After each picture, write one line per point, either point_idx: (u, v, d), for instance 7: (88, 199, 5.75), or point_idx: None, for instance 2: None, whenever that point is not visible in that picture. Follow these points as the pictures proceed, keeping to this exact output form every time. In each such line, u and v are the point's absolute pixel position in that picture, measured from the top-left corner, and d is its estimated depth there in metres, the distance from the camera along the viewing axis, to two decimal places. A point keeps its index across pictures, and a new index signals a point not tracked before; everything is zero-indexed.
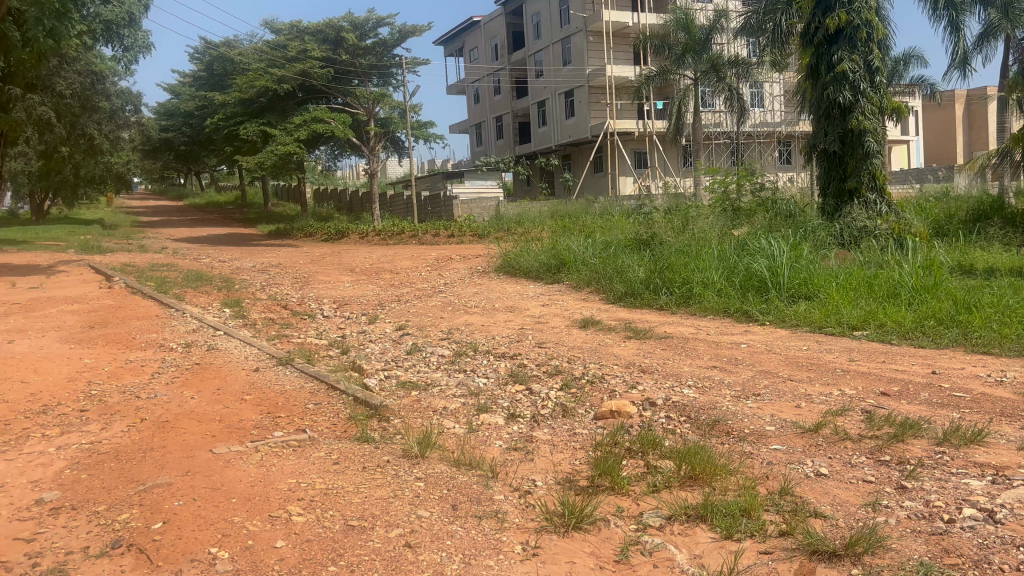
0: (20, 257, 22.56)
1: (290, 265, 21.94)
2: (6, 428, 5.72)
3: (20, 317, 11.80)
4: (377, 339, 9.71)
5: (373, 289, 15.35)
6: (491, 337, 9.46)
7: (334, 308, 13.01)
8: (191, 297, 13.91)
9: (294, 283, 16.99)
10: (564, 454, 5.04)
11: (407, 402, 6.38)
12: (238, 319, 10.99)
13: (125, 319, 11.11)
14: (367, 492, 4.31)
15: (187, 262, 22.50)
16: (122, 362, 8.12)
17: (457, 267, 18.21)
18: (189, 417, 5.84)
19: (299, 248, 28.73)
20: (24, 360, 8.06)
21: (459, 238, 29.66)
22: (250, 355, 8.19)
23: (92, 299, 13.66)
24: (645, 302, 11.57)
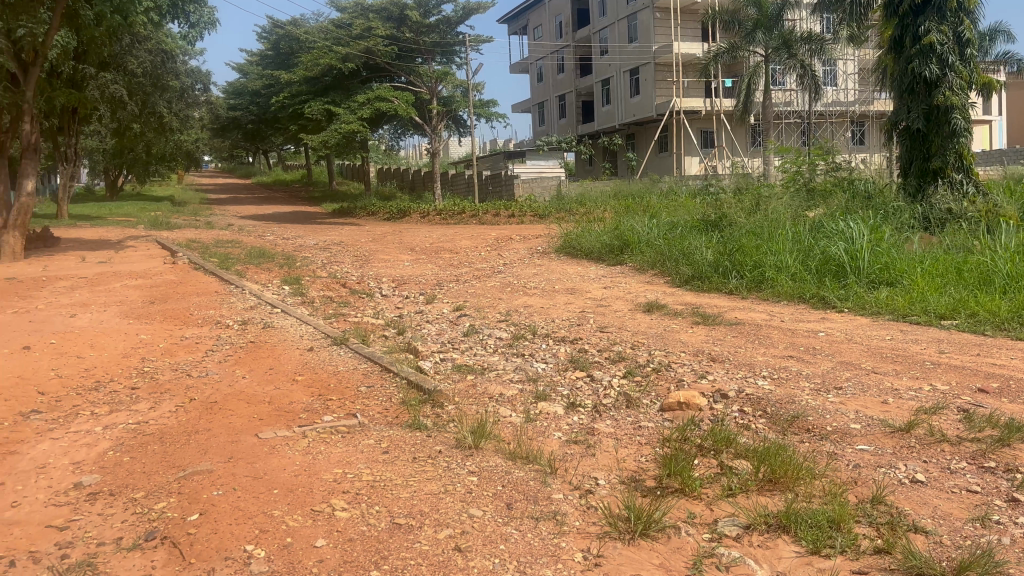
0: (92, 232, 23.07)
1: (352, 244, 21.91)
2: (57, 405, 5.62)
3: (85, 291, 11.92)
4: (434, 320, 9.45)
5: (433, 268, 15.14)
6: (551, 320, 9.11)
7: (392, 287, 12.82)
8: (252, 274, 13.91)
9: (353, 262, 16.90)
10: (629, 450, 4.67)
11: (463, 388, 6.08)
12: (295, 297, 10.87)
13: (185, 295, 11.10)
14: (417, 485, 4.01)
15: (251, 239, 22.70)
16: (178, 339, 8.03)
17: (517, 247, 17.87)
18: (238, 398, 5.65)
19: (360, 226, 28.79)
20: (82, 334, 8.03)
21: (520, 218, 29.30)
22: (304, 334, 8.01)
23: (156, 275, 13.76)
24: (714, 286, 11.05)
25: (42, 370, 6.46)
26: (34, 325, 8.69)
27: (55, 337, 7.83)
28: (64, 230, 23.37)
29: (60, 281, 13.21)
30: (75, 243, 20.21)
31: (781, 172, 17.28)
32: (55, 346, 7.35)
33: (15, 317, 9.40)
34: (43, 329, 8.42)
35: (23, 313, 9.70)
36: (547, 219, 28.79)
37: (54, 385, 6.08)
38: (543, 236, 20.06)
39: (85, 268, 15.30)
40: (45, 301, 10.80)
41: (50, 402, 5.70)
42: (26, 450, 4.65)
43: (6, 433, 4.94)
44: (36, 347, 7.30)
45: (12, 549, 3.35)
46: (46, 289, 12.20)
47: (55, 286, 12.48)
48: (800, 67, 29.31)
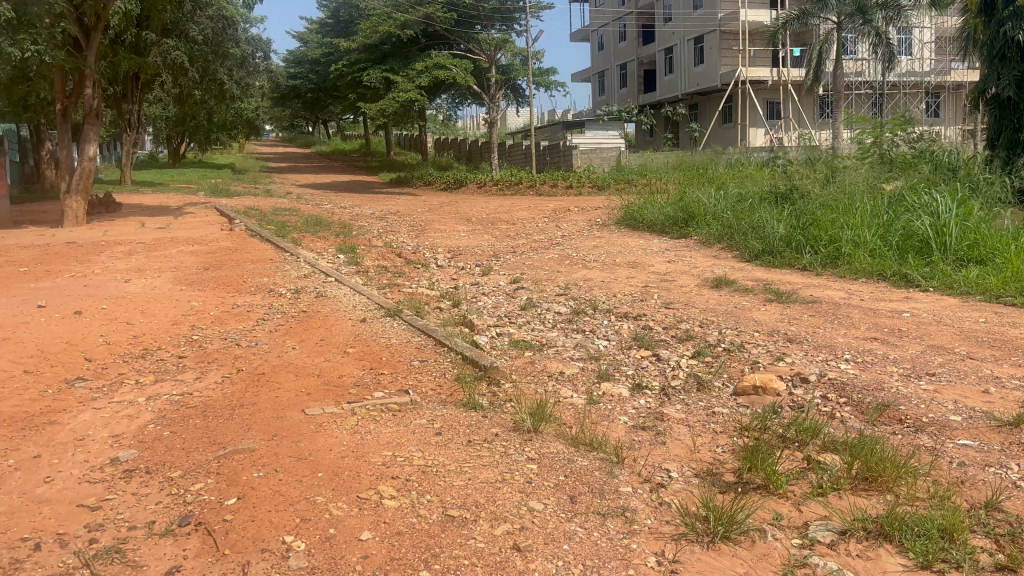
0: (154, 199, 23.35)
1: (408, 213, 21.71)
2: (103, 373, 5.45)
3: (143, 256, 11.91)
4: (490, 292, 9.11)
5: (489, 239, 14.79)
6: (612, 294, 8.68)
7: (448, 258, 12.52)
8: (307, 242, 13.77)
9: (409, 231, 16.67)
10: (703, 439, 4.26)
11: (520, 365, 5.74)
12: (349, 266, 10.65)
13: (240, 262, 10.98)
14: (471, 472, 3.67)
15: (309, 208, 22.71)
16: (230, 306, 7.87)
17: (576, 219, 17.40)
18: (286, 370, 5.39)
19: (417, 196, 28.61)
20: (134, 301, 7.91)
21: (578, 189, 28.76)
22: (357, 304, 7.76)
23: (213, 241, 13.72)
24: (786, 262, 10.46)
25: (92, 336, 6.32)
26: (89, 289, 8.63)
27: (108, 302, 7.73)
28: (127, 196, 23.70)
29: (119, 246, 13.27)
30: (137, 209, 20.43)
31: (856, 143, 16.38)
32: (107, 312, 7.24)
33: (72, 282, 9.38)
34: (96, 294, 8.34)
35: (80, 278, 9.68)
36: (606, 190, 28.18)
37: (101, 352, 5.93)
38: (603, 208, 19.52)
39: (145, 233, 15.39)
40: (103, 266, 10.80)
41: (97, 369, 5.55)
42: (67, 421, 4.47)
43: (48, 402, 4.78)
44: (87, 312, 7.19)
45: (39, 530, 3.12)
46: (105, 254, 12.24)
47: (113, 251, 12.52)
48: (875, 34, 27.93)
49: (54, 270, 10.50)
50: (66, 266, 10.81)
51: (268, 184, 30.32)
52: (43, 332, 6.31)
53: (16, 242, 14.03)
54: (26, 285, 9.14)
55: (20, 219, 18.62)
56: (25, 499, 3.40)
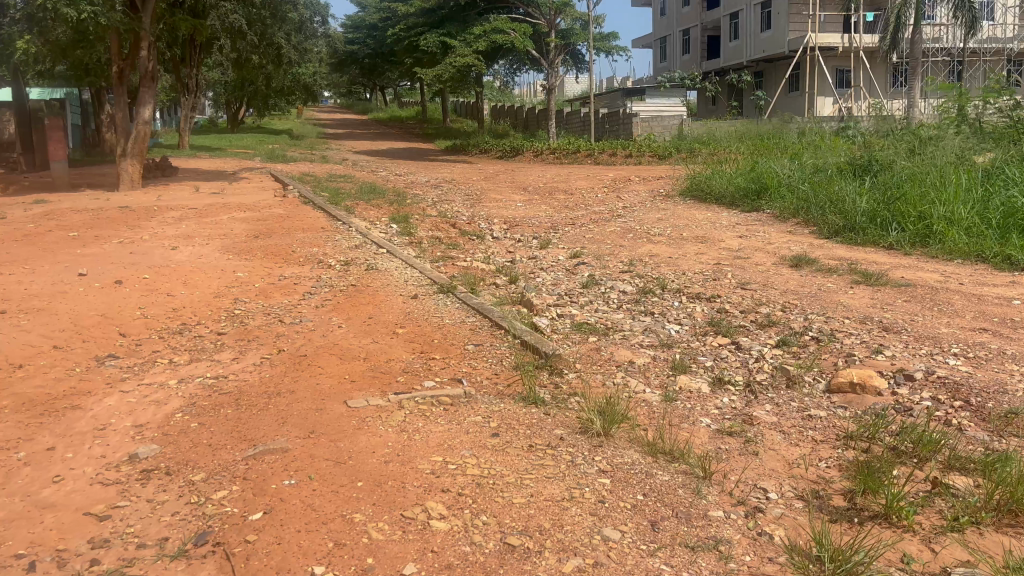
0: (210, 164, 23.30)
1: (463, 181, 21.21)
2: (136, 351, 5.07)
3: (194, 223, 11.65)
4: (550, 267, 8.56)
5: (547, 209, 14.21)
6: (682, 272, 8.06)
7: (505, 230, 11.98)
8: (361, 211, 13.37)
9: (465, 200, 16.16)
10: (802, 451, 3.67)
11: (586, 352, 5.20)
12: (402, 237, 10.19)
13: (290, 230, 10.61)
14: (533, 485, 3.15)
15: (364, 175, 22.40)
16: (276, 278, 7.48)
17: (638, 190, 16.66)
18: (330, 352, 4.93)
19: (473, 164, 28.09)
20: (178, 270, 7.57)
21: (638, 158, 27.88)
22: (409, 278, 7.29)
23: (265, 208, 13.42)
24: (870, 240, 9.67)
25: (129, 309, 5.97)
26: (134, 258, 8.35)
27: (151, 272, 7.39)
28: (184, 160, 23.69)
29: (171, 211, 13.05)
30: (192, 174, 20.35)
31: (943, 111, 15.24)
32: (148, 282, 6.90)
33: (119, 249, 9.11)
34: (141, 262, 8.03)
35: (128, 245, 9.42)
36: (667, 160, 27.25)
37: (137, 326, 5.56)
38: (666, 179, 18.70)
39: (198, 199, 15.20)
40: (153, 232, 10.55)
41: (130, 346, 5.18)
42: (91, 405, 4.09)
43: (73, 383, 4.41)
44: (128, 282, 6.86)
45: (37, 545, 2.71)
46: (157, 219, 12.02)
47: (165, 217, 12.30)
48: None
49: (104, 236, 10.28)
50: (115, 232, 10.59)
51: (324, 150, 30.11)
52: (80, 303, 5.98)
53: (72, 206, 13.95)
54: (73, 251, 8.91)
55: (78, 182, 18.65)
56: (29, 503, 3.00)
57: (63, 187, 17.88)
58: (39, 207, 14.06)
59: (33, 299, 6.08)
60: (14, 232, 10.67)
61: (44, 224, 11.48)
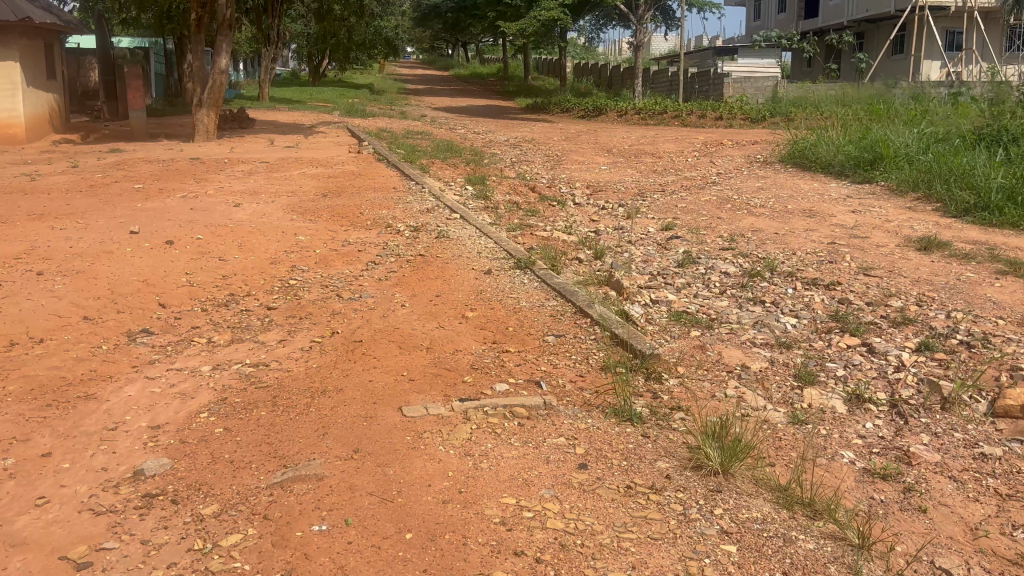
0: (288, 116, 23.00)
1: (544, 141, 20.34)
2: (173, 327, 4.49)
3: (262, 177, 11.18)
4: (640, 241, 7.71)
5: (634, 174, 13.28)
6: (792, 253, 7.10)
7: (588, 195, 11.13)
8: (436, 170, 12.70)
9: (546, 162, 15.34)
10: (987, 513, 2.81)
11: (689, 350, 4.37)
12: (478, 201, 9.46)
13: (360, 189, 9.99)
14: (634, 550, 2.39)
15: (442, 131, 21.74)
16: (339, 243, 6.84)
17: (732, 155, 15.51)
18: (389, 339, 4.23)
19: (554, 123, 27.12)
20: (236, 230, 7.02)
21: (728, 121, 26.43)
22: (483, 250, 6.54)
23: (338, 164, 12.88)
24: (1007, 221, 8.48)
25: (173, 276, 5.40)
26: (195, 215, 7.86)
27: (207, 231, 6.86)
28: (263, 112, 23.45)
29: (241, 165, 12.65)
30: (269, 126, 20.04)
31: None
32: (202, 243, 6.35)
33: (181, 204, 8.67)
34: (199, 220, 7.52)
35: (191, 200, 8.97)
36: (760, 124, 25.73)
37: (179, 297, 4.99)
38: (761, 144, 17.43)
39: (271, 152, 14.79)
40: (219, 187, 10.09)
41: (168, 320, 4.60)
42: (107, 397, 3.49)
43: (94, 365, 3.84)
44: (181, 243, 6.32)
45: None
46: (226, 173, 11.63)
47: (235, 171, 11.89)
48: None
49: (170, 188, 9.89)
50: (181, 185, 10.21)
51: (404, 105, 29.56)
52: (123, 267, 5.44)
53: (145, 157, 13.71)
54: (134, 206, 8.50)
55: (156, 132, 18.54)
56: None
57: (141, 137, 17.77)
58: (113, 157, 13.88)
59: (75, 259, 5.59)
60: (82, 182, 10.39)
61: (114, 175, 11.20)
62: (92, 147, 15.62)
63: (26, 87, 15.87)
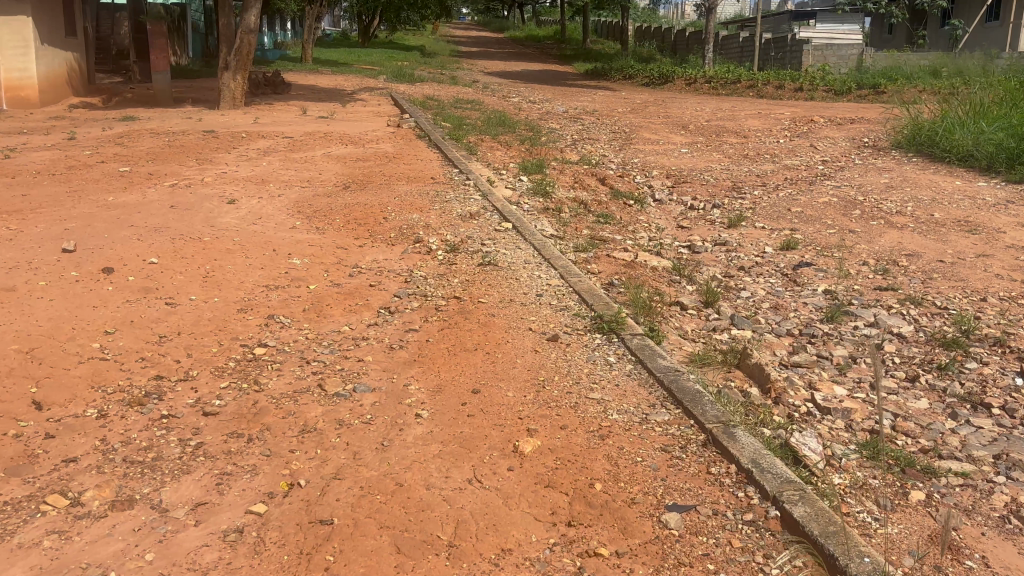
0: (329, 81, 21.23)
1: (607, 114, 18.21)
2: (29, 464, 2.68)
3: (277, 159, 9.40)
4: (756, 271, 5.70)
5: (720, 158, 11.20)
6: (983, 300, 5.00)
7: (670, 189, 9.09)
8: (487, 153, 10.78)
9: (612, 140, 13.27)
10: None
11: (927, 556, 2.41)
12: (536, 201, 7.52)
13: (390, 179, 8.13)
14: None
15: (495, 100, 19.76)
16: (347, 269, 4.97)
17: (832, 137, 13.24)
18: (384, 522, 2.35)
19: (617, 91, 24.88)
20: (210, 246, 5.20)
21: (810, 92, 23.92)
22: (546, 290, 4.60)
23: (372, 142, 11.04)
24: None
25: (80, 341, 3.59)
26: (172, 217, 6.10)
27: (169, 249, 5.05)
28: (303, 75, 21.70)
29: (260, 140, 10.91)
30: (306, 92, 18.28)
31: None
32: (151, 273, 4.53)
33: (164, 199, 6.93)
34: (171, 227, 5.75)
35: (179, 192, 7.24)
36: (845, 96, 23.20)
37: (68, 392, 3.18)
38: (864, 124, 15.06)
39: (300, 124, 13.03)
40: (222, 173, 8.32)
41: (27, 449, 2.78)
42: None
43: None
44: (122, 272, 4.51)
45: None
46: (236, 152, 9.86)
47: (250, 148, 10.15)
48: None
49: (163, 173, 8.17)
50: (178, 169, 8.48)
51: (454, 69, 27.55)
52: (10, 325, 3.67)
53: (156, 128, 12.09)
54: (104, 200, 6.77)
55: (183, 97, 16.93)
56: None
57: (165, 105, 16.17)
58: (122, 127, 12.28)
59: None
60: (62, 161, 8.74)
61: (106, 152, 9.52)
62: (105, 114, 14.04)
63: (39, 46, 14.06)
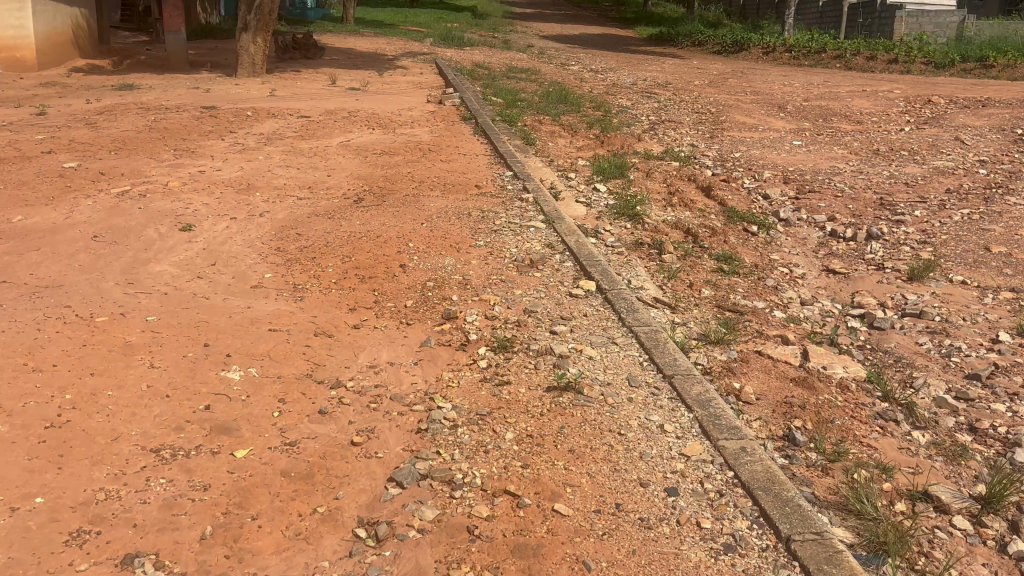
0: (369, 44, 19.02)
1: (682, 88, 15.71)
2: None
3: (280, 151, 7.31)
4: (1005, 387, 3.45)
5: (842, 154, 8.84)
6: None
7: (795, 205, 6.79)
8: (548, 146, 8.56)
9: (698, 126, 10.90)
10: None
11: None
12: (623, 229, 5.33)
13: (420, 190, 6.00)
14: None
15: (552, 69, 17.39)
16: (322, 397, 2.86)
17: (973, 126, 10.65)
18: None
19: (687, 60, 22.22)
20: (100, 337, 3.13)
21: (906, 65, 20.97)
22: (685, 475, 2.43)
23: (405, 125, 8.88)
24: None
25: None
26: (86, 260, 4.08)
27: (24, 344, 3.01)
28: (341, 38, 19.56)
29: (268, 121, 8.86)
30: (340, 57, 16.16)
31: None
32: None
33: (98, 220, 4.91)
34: (65, 283, 3.70)
35: (126, 207, 5.24)
36: (947, 70, 20.27)
37: None
38: (1001, 108, 12.38)
39: (325, 98, 10.93)
40: (198, 174, 6.26)
41: None
42: None
43: None
44: None
45: None
46: (233, 139, 7.79)
47: (251, 133, 8.09)
48: None
49: (118, 172, 6.15)
50: (144, 164, 6.45)
51: (507, 32, 25.15)
52: None
53: (150, 101, 10.10)
54: (8, 223, 4.75)
55: (200, 62, 14.90)
56: None
57: (178, 70, 14.16)
58: (112, 98, 10.31)
59: None
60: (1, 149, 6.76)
61: (68, 135, 7.52)
62: (102, 81, 12.09)
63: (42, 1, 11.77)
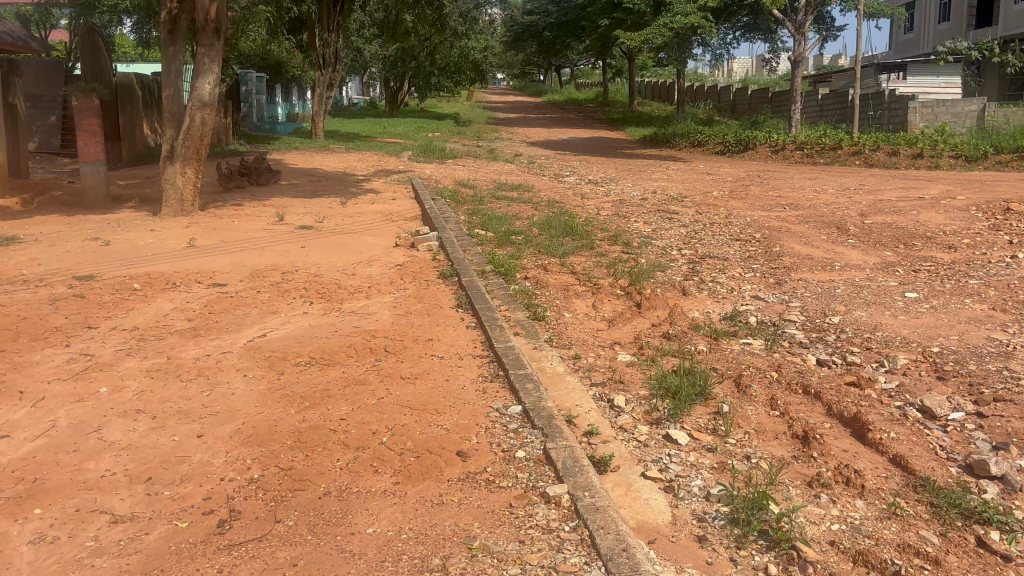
0: (336, 162, 16.64)
1: (701, 203, 13.24)
2: None
3: (143, 369, 4.54)
4: None
5: (979, 311, 6.18)
6: None
7: (993, 437, 4.08)
8: (564, 319, 5.89)
9: (750, 263, 8.30)
10: None
11: None
12: None
13: (354, 479, 3.22)
14: None
15: (545, 183, 14.99)
16: None
17: None
18: None
19: (691, 164, 19.98)
20: None
21: (933, 158, 18.69)
22: None
23: (356, 297, 6.19)
24: None
25: None
26: None
27: None
28: (305, 156, 17.24)
29: (161, 296, 6.19)
30: (299, 181, 13.71)
31: None
32: None
33: None
34: None
35: None
36: (981, 164, 18.00)
37: None
38: None
39: (260, 246, 8.32)
40: None
41: None
42: None
43: None
44: None
45: None
46: (84, 341, 5.06)
47: (119, 326, 5.38)
48: None
49: None
50: None
51: (493, 140, 23.03)
52: None
53: (15, 261, 7.47)
54: None
55: (126, 195, 12.35)
56: None
57: (95, 208, 11.61)
58: None
59: None
60: None
61: None
62: None
63: None
